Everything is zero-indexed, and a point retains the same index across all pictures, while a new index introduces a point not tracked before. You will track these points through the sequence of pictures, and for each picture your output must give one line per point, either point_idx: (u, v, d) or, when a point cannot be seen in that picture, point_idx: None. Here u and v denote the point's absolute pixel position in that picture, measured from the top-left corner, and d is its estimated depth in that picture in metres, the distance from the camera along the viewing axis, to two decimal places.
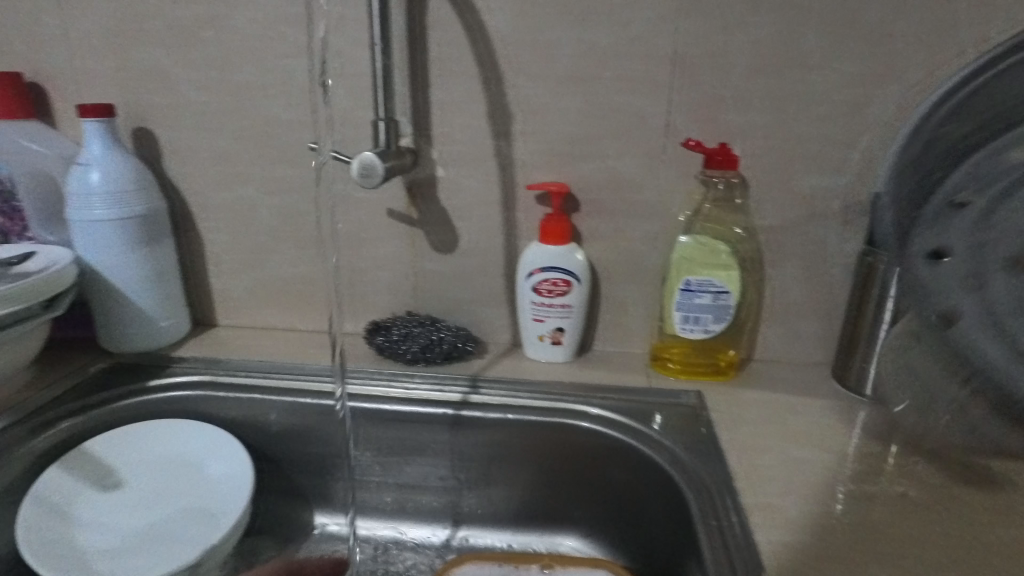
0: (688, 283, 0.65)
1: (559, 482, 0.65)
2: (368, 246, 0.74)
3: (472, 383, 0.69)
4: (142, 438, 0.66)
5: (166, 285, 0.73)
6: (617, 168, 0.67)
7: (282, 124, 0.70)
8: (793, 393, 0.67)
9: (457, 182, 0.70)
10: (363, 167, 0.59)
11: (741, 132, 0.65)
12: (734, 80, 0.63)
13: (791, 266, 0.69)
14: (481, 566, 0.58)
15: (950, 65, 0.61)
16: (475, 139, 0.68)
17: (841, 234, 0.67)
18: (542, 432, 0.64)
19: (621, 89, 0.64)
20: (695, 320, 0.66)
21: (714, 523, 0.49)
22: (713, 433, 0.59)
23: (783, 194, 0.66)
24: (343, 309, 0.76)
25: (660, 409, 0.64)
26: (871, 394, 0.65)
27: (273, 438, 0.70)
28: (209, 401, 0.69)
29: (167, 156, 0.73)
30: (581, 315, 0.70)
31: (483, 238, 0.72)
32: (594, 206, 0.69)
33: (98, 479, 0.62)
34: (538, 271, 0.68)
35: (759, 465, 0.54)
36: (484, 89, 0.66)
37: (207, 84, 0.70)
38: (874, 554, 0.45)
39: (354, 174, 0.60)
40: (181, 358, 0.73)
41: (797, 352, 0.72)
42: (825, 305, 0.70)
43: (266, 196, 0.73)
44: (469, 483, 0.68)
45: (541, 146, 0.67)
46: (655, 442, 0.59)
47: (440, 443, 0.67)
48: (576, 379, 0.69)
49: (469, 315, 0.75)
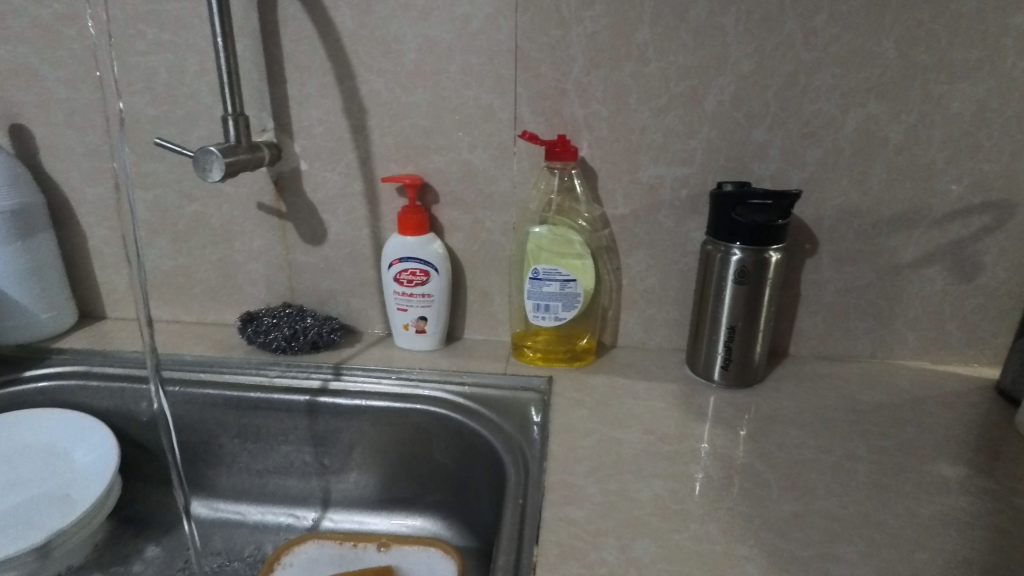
0: (537, 272, 0.67)
1: (414, 466, 0.67)
2: (241, 239, 0.75)
3: (336, 370, 0.71)
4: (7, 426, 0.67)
5: (44, 278, 0.75)
6: (471, 162, 0.69)
7: (150, 120, 0.72)
8: (642, 377, 0.69)
9: (320, 176, 0.71)
10: (202, 162, 0.61)
11: (586, 124, 0.66)
12: (574, 73, 0.65)
13: (644, 254, 0.71)
14: (321, 545, 0.59)
15: (778, 57, 0.63)
16: (334, 133, 0.70)
17: (689, 223, 0.69)
18: (395, 417, 0.66)
19: (468, 84, 0.66)
20: (545, 308, 0.68)
21: (519, 501, 0.50)
22: (550, 417, 0.61)
23: (631, 184, 0.68)
24: (223, 300, 0.79)
25: (510, 395, 0.66)
26: (718, 379, 0.67)
27: (144, 428, 0.71)
28: (81, 391, 0.71)
29: (44, 152, 0.75)
30: (443, 303, 0.71)
31: (348, 230, 0.73)
32: (452, 198, 0.71)
33: None
34: (397, 262, 0.69)
35: (577, 446, 0.56)
36: (338, 84, 0.68)
37: (74, 81, 0.71)
38: (651, 529, 0.46)
39: (195, 168, 0.62)
40: (61, 350, 0.75)
41: (657, 338, 0.74)
42: (679, 292, 0.72)
43: (140, 190, 0.75)
44: (333, 468, 0.70)
45: (397, 140, 0.69)
46: (495, 425, 0.61)
47: (303, 429, 0.69)
48: (436, 367, 0.71)
49: (343, 305, 0.77)
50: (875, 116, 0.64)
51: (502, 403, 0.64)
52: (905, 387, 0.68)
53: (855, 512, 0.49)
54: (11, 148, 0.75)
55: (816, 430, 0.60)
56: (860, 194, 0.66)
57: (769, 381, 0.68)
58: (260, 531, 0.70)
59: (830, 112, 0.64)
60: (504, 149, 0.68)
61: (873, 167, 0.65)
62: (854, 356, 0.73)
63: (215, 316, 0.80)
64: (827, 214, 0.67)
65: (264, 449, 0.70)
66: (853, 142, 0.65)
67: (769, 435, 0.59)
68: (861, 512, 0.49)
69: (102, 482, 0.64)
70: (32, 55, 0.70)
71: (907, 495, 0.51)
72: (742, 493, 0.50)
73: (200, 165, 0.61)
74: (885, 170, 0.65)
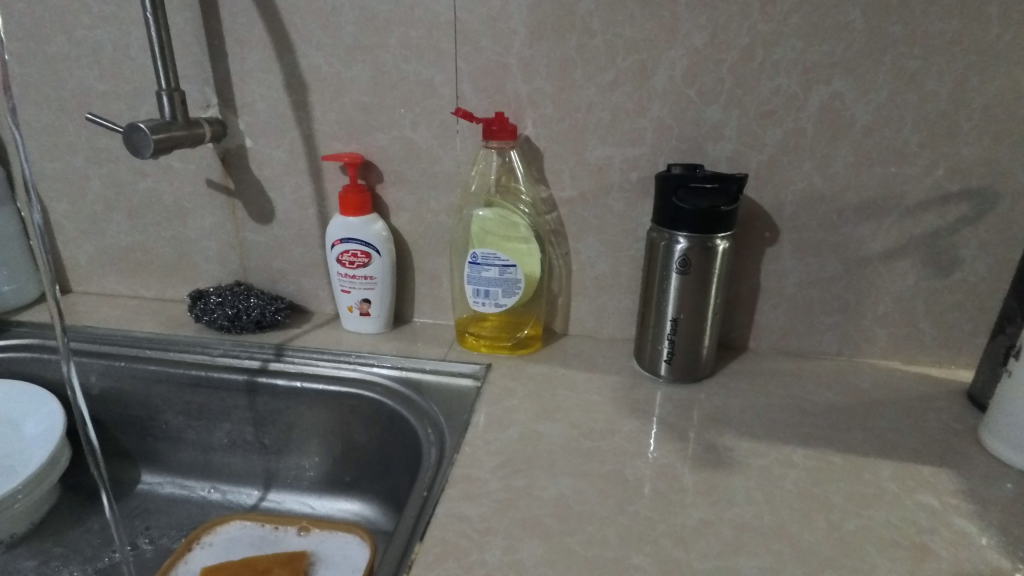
0: (475, 256, 0.65)
1: (350, 450, 0.66)
2: (192, 216, 0.75)
3: (278, 351, 0.70)
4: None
5: (6, 252, 0.76)
6: (414, 140, 0.67)
7: (100, 95, 0.72)
8: (585, 369, 0.66)
9: (265, 153, 0.70)
10: (133, 138, 0.60)
11: (530, 101, 0.63)
12: (516, 47, 0.62)
13: (594, 239, 0.67)
14: (244, 525, 0.59)
15: (732, 29, 0.58)
16: (276, 109, 0.68)
17: (640, 207, 0.65)
18: (330, 400, 0.65)
19: (407, 58, 0.64)
20: (484, 294, 0.65)
21: (422, 493, 0.48)
22: (478, 406, 0.59)
23: (578, 165, 0.65)
24: (179, 277, 0.79)
25: (446, 381, 0.64)
26: (663, 375, 0.63)
27: (97, 401, 0.72)
28: (36, 363, 0.72)
29: (3, 127, 0.76)
30: (387, 285, 0.70)
31: (295, 208, 0.72)
32: (396, 178, 0.68)
33: None
34: (339, 243, 0.68)
35: (493, 438, 0.54)
36: (278, 58, 0.66)
37: (26, 56, 0.71)
38: (543, 529, 0.44)
39: (127, 144, 0.61)
40: (20, 322, 0.77)
41: (610, 328, 0.71)
42: (631, 280, 0.68)
43: (94, 165, 0.75)
44: (274, 448, 0.70)
45: (338, 116, 0.67)
46: (423, 414, 0.60)
47: (242, 408, 0.68)
48: (378, 350, 0.69)
49: (293, 285, 0.76)
50: (840, 93, 0.58)
51: (436, 391, 0.62)
52: (867, 389, 0.63)
53: (772, 523, 0.45)
54: None
55: (755, 431, 0.56)
56: (824, 178, 0.61)
57: (719, 377, 0.65)
58: (204, 508, 0.70)
59: (790, 89, 0.59)
60: (446, 127, 0.65)
61: (839, 149, 0.60)
62: (819, 353, 0.68)
63: (172, 292, 0.80)
64: (788, 200, 0.63)
65: (208, 427, 0.71)
66: (816, 122, 0.60)
67: (702, 435, 0.55)
68: (779, 522, 0.45)
69: (48, 448, 0.66)
70: None
71: (834, 505, 0.47)
72: (653, 498, 0.47)
73: (131, 142, 0.60)
74: (851, 153, 0.60)
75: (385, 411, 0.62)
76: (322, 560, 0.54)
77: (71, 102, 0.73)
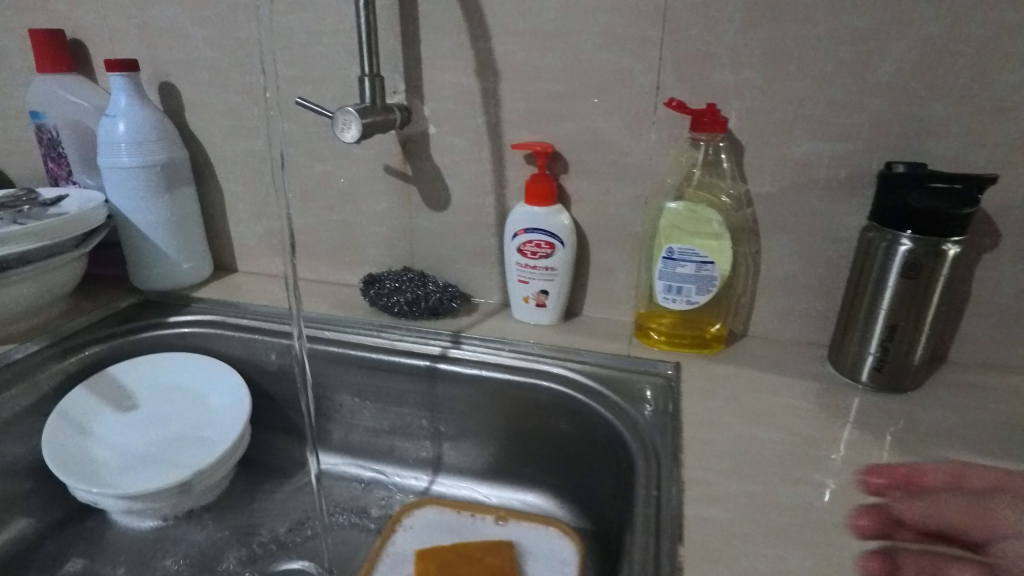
0: (671, 251, 0.63)
1: (529, 441, 0.67)
2: (365, 201, 0.76)
3: (454, 338, 0.70)
4: (153, 367, 0.72)
5: (187, 230, 0.80)
6: (605, 131, 0.65)
7: (286, 80, 0.73)
8: (777, 373, 0.63)
9: (446, 140, 0.70)
10: (342, 122, 0.60)
11: (736, 92, 0.61)
12: (728, 36, 0.59)
13: (788, 238, 0.65)
14: (439, 510, 0.60)
15: (977, 19, 0.54)
16: (464, 96, 0.68)
17: (845, 206, 0.62)
18: (512, 389, 0.65)
19: (607, 45, 0.62)
20: (677, 290, 0.64)
21: (654, 494, 0.47)
22: (679, 407, 0.58)
23: (781, 161, 0.62)
24: (345, 261, 0.80)
25: (633, 378, 0.63)
26: (865, 381, 0.61)
27: (275, 379, 0.75)
28: (219, 339, 0.75)
29: (188, 110, 0.78)
30: (565, 277, 0.69)
31: (471, 197, 0.72)
32: (581, 169, 0.67)
33: (116, 402, 0.69)
34: (522, 232, 0.68)
35: (709, 441, 0.53)
36: (471, 45, 0.65)
37: (218, 41, 0.73)
38: (800, 542, 0.42)
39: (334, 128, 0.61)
40: (198, 299, 0.80)
41: (792, 331, 0.68)
42: (825, 282, 0.65)
43: (273, 149, 0.77)
44: (447, 434, 0.70)
45: (527, 104, 0.66)
46: (620, 410, 0.59)
47: (419, 393, 0.69)
48: (555, 342, 0.69)
49: (460, 273, 0.77)
50: None
51: (624, 385, 0.62)
52: None
53: None
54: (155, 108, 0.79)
55: (986, 450, 0.53)
56: None
57: (925, 388, 0.61)
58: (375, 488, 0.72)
59: None
60: (641, 117, 0.64)
61: None
62: None
63: (336, 275, 0.82)
64: (1016, 203, 0.58)
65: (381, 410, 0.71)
66: None
67: (931, 450, 0.52)
68: None
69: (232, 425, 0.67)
70: (182, 14, 0.73)
71: None
72: None
73: (338, 125, 0.61)
74: None
75: (574, 405, 0.62)
76: (528, 552, 0.54)
77: (256, 87, 0.74)
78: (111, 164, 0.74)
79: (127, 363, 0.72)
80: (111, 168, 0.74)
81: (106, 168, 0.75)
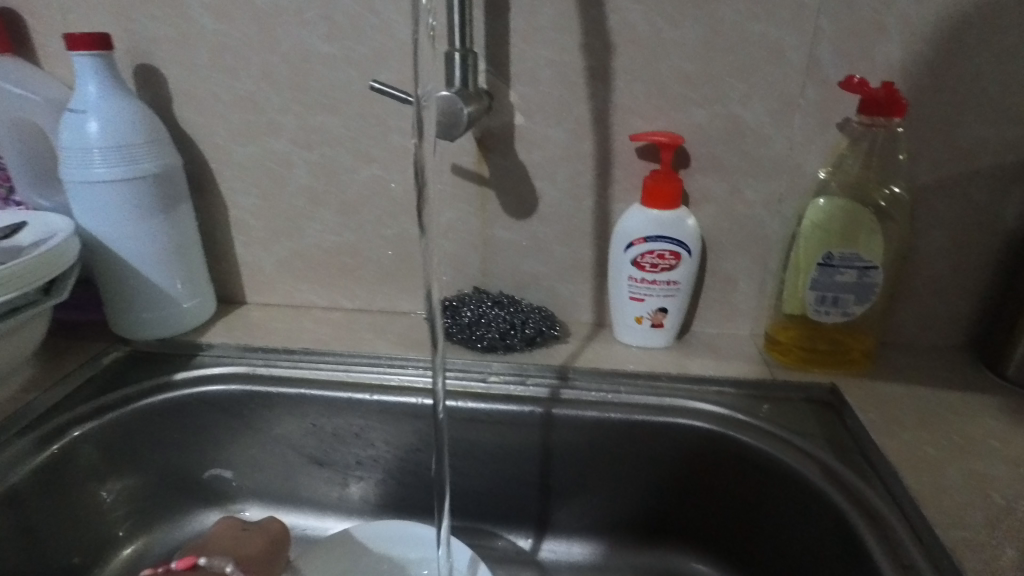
0: (830, 257, 0.54)
1: (658, 488, 0.56)
2: (426, 212, 0.62)
3: (561, 376, 0.58)
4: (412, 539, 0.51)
5: (187, 261, 0.61)
6: (740, 116, 0.55)
7: (324, 62, 0.57)
8: (935, 385, 0.56)
9: (538, 132, 0.57)
10: (442, 114, 0.48)
11: (900, 70, 0.52)
12: (897, 3, 0.50)
13: (939, 237, 0.56)
14: None
15: None
16: (565, 78, 0.55)
17: (1003, 195, 0.54)
18: (647, 433, 0.54)
19: (754, 14, 0.51)
20: (832, 301, 0.55)
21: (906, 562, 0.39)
22: (860, 438, 0.50)
23: (942, 146, 0.53)
24: (398, 285, 0.66)
25: (784, 404, 0.55)
26: (1015, 380, 0.55)
27: (329, 442, 0.59)
28: (252, 399, 0.58)
29: (179, 101, 0.60)
30: (688, 293, 0.58)
31: (568, 200, 0.59)
32: (707, 163, 0.57)
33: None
34: (641, 242, 0.56)
35: (944, 486, 0.44)
36: (580, 13, 0.52)
37: (225, 10, 0.56)
38: None
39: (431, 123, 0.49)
40: (208, 344, 0.62)
41: (930, 335, 0.61)
42: (973, 281, 0.58)
43: (302, 150, 0.61)
44: (556, 492, 0.57)
45: (647, 88, 0.54)
46: (797, 450, 0.50)
47: (528, 447, 0.56)
48: (682, 370, 0.58)
49: (545, 291, 0.64)
50: None
51: (785, 420, 0.53)
52: None
53: None
54: (160, 170, 0.57)
55: None
56: None
57: None
58: (531, 484, 0.57)
59: None
60: (786, 100, 0.54)
61: None
62: None
63: (384, 300, 0.67)
64: None
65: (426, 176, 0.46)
66: None
67: None
68: None
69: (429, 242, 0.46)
70: None
71: None
72: None
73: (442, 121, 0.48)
74: None
75: (729, 446, 0.52)
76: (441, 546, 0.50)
77: (279, 70, 0.58)
78: (79, 178, 0.54)
79: (138, 242, 0.57)
80: (78, 182, 0.55)
81: (72, 183, 0.55)
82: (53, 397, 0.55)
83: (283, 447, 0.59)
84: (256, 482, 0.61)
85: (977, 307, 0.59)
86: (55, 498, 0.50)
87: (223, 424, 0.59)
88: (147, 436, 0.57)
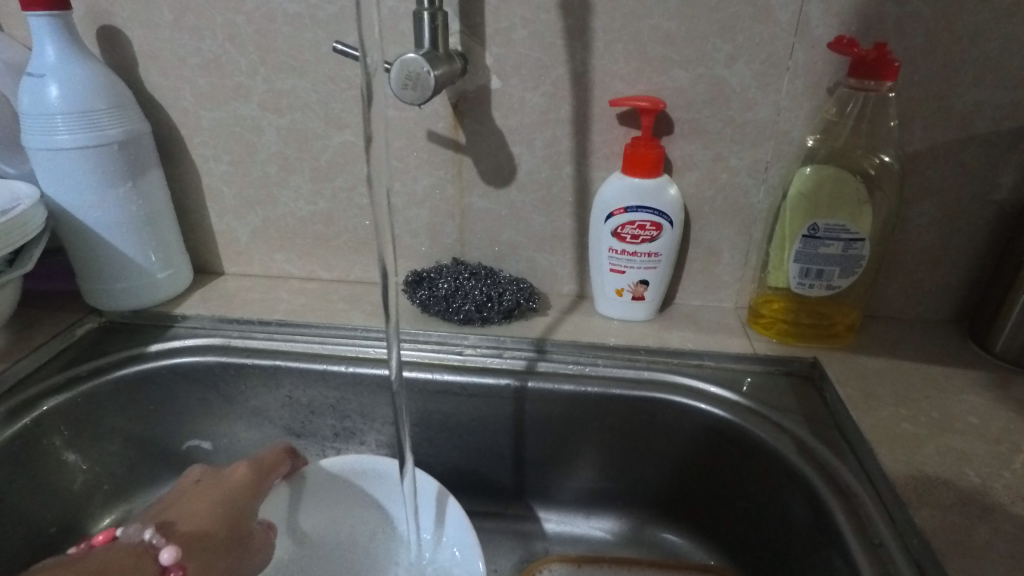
0: (814, 228, 0.52)
1: (633, 461, 0.55)
2: (401, 180, 0.60)
3: (538, 348, 0.57)
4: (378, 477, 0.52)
5: (159, 230, 0.60)
6: (724, 79, 0.52)
7: (291, 22, 0.54)
8: (918, 359, 0.55)
9: (514, 96, 0.55)
10: (405, 75, 0.46)
11: (894, 30, 0.49)
12: None
13: (929, 207, 0.54)
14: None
15: None
16: (541, 39, 0.52)
17: (997, 162, 0.52)
18: (622, 406, 0.53)
19: None
20: (816, 273, 0.53)
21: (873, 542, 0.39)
22: (839, 414, 0.49)
23: (935, 111, 0.51)
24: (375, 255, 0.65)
25: (763, 378, 0.54)
26: (1001, 354, 0.54)
27: (305, 413, 0.58)
28: (226, 370, 0.57)
29: (144, 64, 0.58)
30: (669, 264, 0.57)
31: (546, 168, 0.57)
32: (689, 129, 0.54)
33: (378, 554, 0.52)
34: (620, 212, 0.54)
35: (918, 462, 0.43)
36: None
37: None
38: None
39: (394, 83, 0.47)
40: (183, 315, 0.62)
41: (919, 309, 0.60)
42: (963, 253, 0.56)
43: (272, 115, 0.59)
44: (533, 464, 0.57)
45: (627, 49, 0.52)
46: (773, 425, 0.49)
47: (503, 420, 0.55)
48: (662, 343, 0.57)
49: (524, 261, 0.62)
50: None
51: (763, 394, 0.52)
52: None
53: None
54: (126, 137, 0.55)
55: None
56: None
57: None
58: (507, 455, 0.57)
59: None
60: (773, 62, 0.51)
61: None
62: None
63: (361, 271, 0.66)
64: None
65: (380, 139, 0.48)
66: None
67: None
68: None
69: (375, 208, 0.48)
70: None
71: None
72: None
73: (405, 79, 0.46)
74: None
75: (705, 420, 0.52)
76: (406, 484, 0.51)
77: (245, 31, 0.55)
78: (42, 145, 0.53)
79: (105, 211, 0.56)
80: (41, 150, 0.53)
81: (35, 150, 0.53)
82: (25, 368, 0.54)
83: (259, 418, 0.59)
84: (233, 452, 0.61)
85: (966, 279, 0.57)
86: (26, 468, 0.50)
87: (199, 395, 0.58)
88: (121, 407, 0.56)
